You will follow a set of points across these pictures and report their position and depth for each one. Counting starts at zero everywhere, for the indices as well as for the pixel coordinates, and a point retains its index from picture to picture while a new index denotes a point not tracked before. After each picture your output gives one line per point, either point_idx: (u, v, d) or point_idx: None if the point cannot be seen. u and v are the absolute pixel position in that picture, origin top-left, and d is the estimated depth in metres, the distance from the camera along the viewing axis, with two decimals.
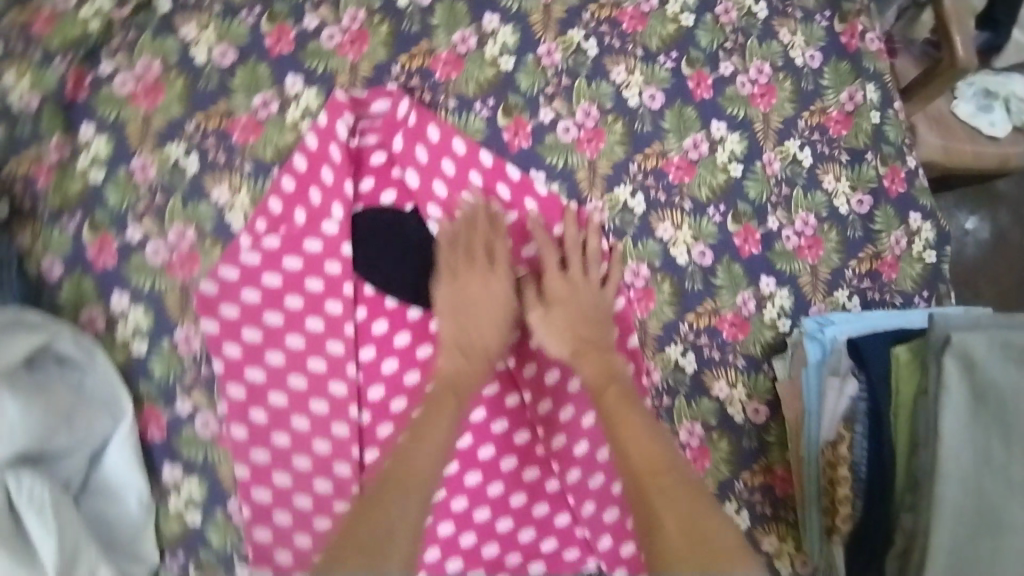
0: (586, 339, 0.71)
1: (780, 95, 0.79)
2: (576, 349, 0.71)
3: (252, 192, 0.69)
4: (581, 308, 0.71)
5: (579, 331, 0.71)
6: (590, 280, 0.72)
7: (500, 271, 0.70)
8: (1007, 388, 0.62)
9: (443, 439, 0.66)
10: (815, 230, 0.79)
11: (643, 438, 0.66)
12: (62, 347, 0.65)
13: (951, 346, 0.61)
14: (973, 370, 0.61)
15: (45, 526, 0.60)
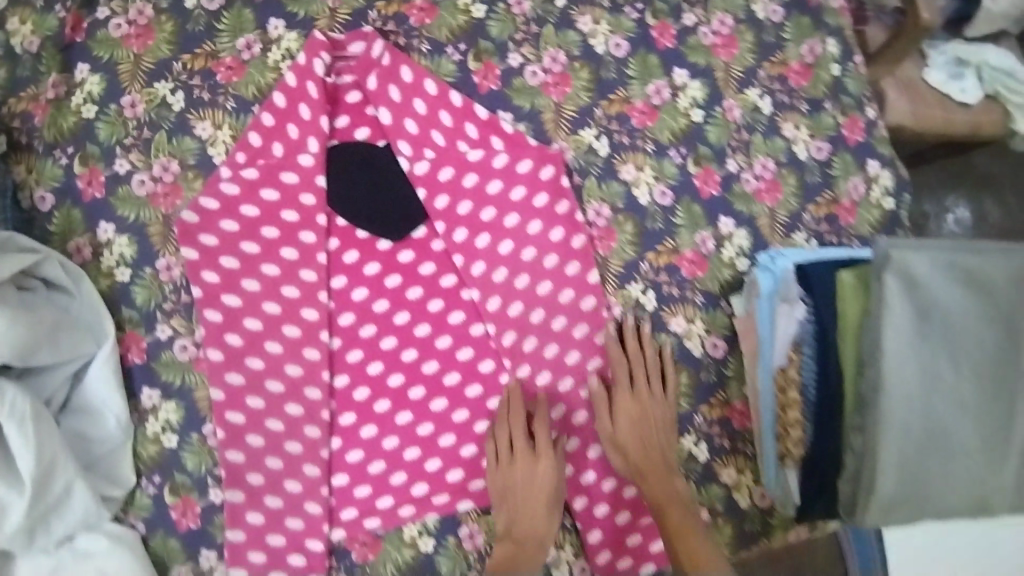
0: (648, 463, 0.73)
1: (741, 46, 0.82)
2: (636, 472, 0.73)
3: (233, 127, 0.74)
4: (638, 431, 0.74)
5: (640, 434, 0.74)
6: (657, 399, 0.75)
7: (544, 460, 0.72)
8: (952, 307, 0.65)
9: (530, 503, 0.72)
10: (774, 175, 0.82)
11: (694, 537, 0.71)
12: (49, 271, 0.70)
13: (893, 265, 0.63)
14: (916, 288, 0.63)
15: (23, 436, 0.65)
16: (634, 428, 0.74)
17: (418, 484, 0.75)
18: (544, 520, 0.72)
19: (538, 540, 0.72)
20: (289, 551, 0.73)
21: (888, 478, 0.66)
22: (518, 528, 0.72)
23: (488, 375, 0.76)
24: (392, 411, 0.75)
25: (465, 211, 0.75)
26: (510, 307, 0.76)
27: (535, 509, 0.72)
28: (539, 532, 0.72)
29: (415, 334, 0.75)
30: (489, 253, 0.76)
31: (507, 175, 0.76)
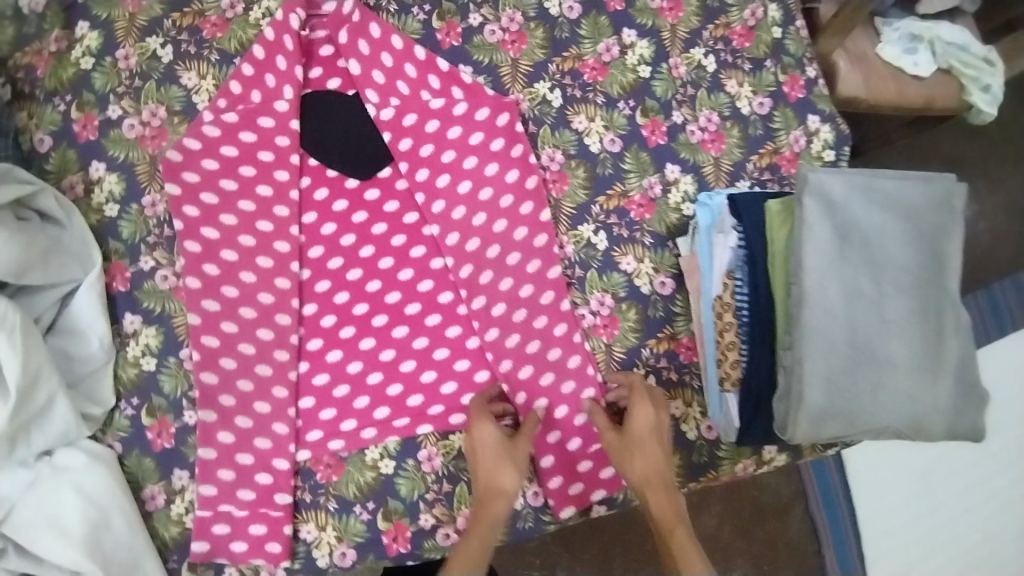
0: (639, 448, 0.73)
1: (686, 10, 0.89)
2: (625, 460, 0.73)
3: (216, 78, 0.81)
4: (647, 445, 0.73)
5: (644, 443, 0.73)
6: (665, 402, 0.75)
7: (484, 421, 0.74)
8: (869, 226, 0.72)
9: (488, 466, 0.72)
10: (718, 127, 0.88)
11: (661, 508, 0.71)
12: (44, 202, 0.76)
13: (809, 187, 0.71)
14: (831, 207, 0.71)
15: (11, 344, 0.70)
16: (648, 438, 0.73)
17: (380, 408, 0.79)
18: (490, 471, 0.72)
19: (500, 494, 0.71)
20: (256, 470, 0.77)
21: (817, 390, 0.70)
22: (480, 488, 0.72)
23: (446, 305, 0.82)
24: (356, 338, 0.80)
25: (427, 154, 0.82)
26: (468, 242, 0.81)
27: (485, 461, 0.72)
28: (494, 479, 0.71)
29: (379, 267, 0.82)
30: (449, 192, 0.82)
31: (466, 122, 0.82)
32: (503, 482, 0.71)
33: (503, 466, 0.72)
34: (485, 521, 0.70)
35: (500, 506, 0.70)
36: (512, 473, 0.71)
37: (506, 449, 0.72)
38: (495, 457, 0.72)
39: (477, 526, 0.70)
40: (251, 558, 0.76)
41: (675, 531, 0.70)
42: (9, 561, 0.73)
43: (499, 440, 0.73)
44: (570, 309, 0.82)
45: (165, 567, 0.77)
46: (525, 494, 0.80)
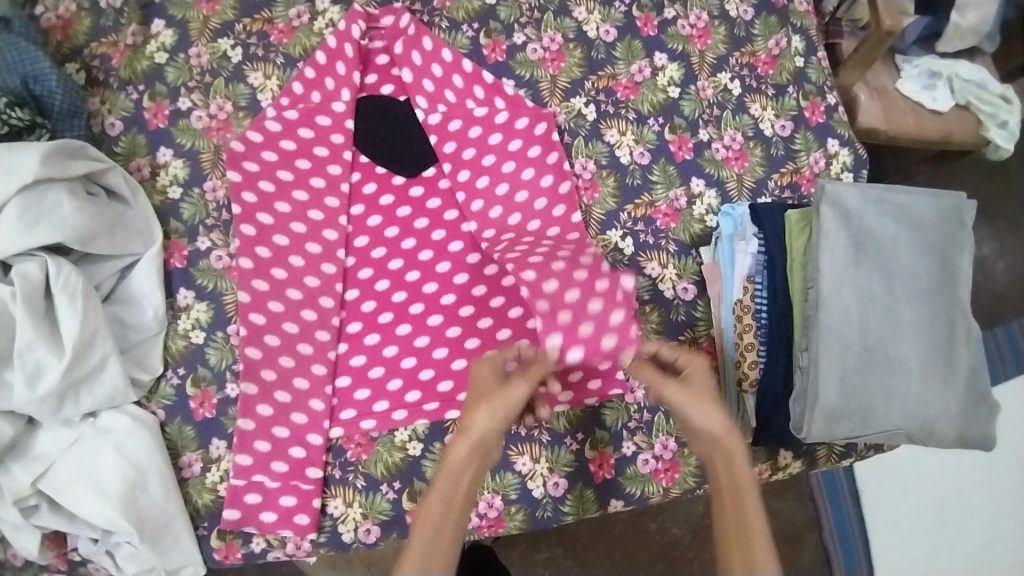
0: (709, 396, 0.72)
1: (714, 38, 0.96)
2: (699, 406, 0.71)
3: (280, 79, 0.89)
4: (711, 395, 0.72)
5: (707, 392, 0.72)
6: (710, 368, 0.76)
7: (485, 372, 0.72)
8: (883, 239, 0.79)
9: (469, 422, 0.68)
10: (741, 146, 0.93)
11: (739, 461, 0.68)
12: (114, 179, 0.83)
13: (829, 198, 0.78)
14: (849, 218, 0.78)
15: (72, 306, 0.77)
16: (711, 390, 0.73)
17: (412, 391, 0.83)
18: (468, 407, 0.70)
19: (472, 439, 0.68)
20: (290, 444, 0.81)
21: (832, 389, 0.75)
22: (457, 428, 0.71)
23: (479, 297, 0.86)
24: (393, 323, 0.85)
25: (469, 157, 0.88)
26: (503, 240, 0.86)
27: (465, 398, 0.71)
28: (467, 419, 0.69)
29: (419, 259, 0.87)
30: (488, 193, 0.88)
31: (506, 129, 0.88)
32: (473, 421, 0.68)
33: (476, 405, 0.69)
34: (452, 458, 0.68)
35: (460, 444, 0.68)
36: (479, 412, 0.68)
37: (489, 389, 0.70)
38: (473, 398, 0.70)
39: (444, 466, 0.68)
40: (279, 528, 0.79)
41: (747, 489, 0.67)
42: (42, 516, 0.79)
43: (487, 377, 0.71)
44: None
45: (196, 533, 0.82)
46: (545, 483, 0.82)
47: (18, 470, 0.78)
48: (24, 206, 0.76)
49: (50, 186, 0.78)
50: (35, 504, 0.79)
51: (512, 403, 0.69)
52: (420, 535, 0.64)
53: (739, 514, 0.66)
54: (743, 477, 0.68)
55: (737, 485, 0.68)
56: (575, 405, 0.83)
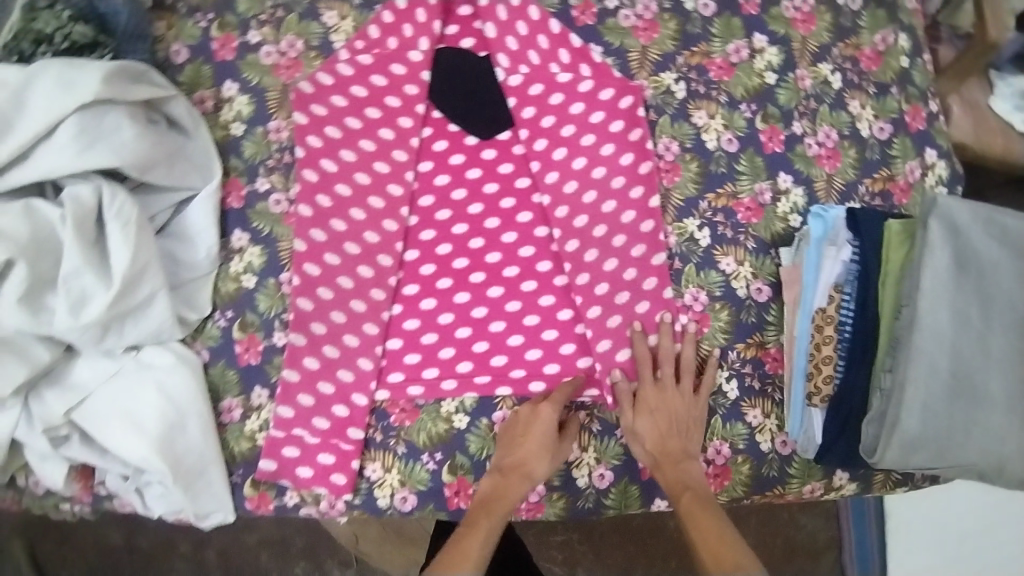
0: (659, 423, 0.76)
1: (819, 24, 0.89)
2: (635, 429, 0.77)
3: (355, 21, 0.83)
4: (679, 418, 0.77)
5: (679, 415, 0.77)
6: (684, 390, 0.78)
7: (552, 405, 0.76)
8: (987, 261, 0.73)
9: (536, 470, 0.73)
10: (836, 144, 0.87)
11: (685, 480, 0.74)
12: (175, 108, 0.79)
13: (937, 211, 0.73)
14: (954, 235, 0.73)
15: (124, 236, 0.73)
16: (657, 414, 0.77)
17: (464, 362, 0.80)
18: (533, 452, 0.74)
19: (527, 477, 0.73)
20: (334, 401, 0.79)
21: (913, 415, 0.72)
22: (508, 465, 0.74)
23: (544, 274, 0.82)
24: (452, 290, 0.81)
25: (547, 125, 0.82)
26: (576, 218, 0.81)
27: (534, 443, 0.74)
28: (529, 461, 0.74)
29: (485, 226, 0.82)
30: (564, 165, 0.82)
31: (590, 99, 0.83)
32: (536, 467, 0.73)
33: (543, 454, 0.74)
34: (508, 494, 0.72)
35: (520, 486, 0.72)
36: (547, 462, 0.73)
37: (554, 443, 0.75)
38: (541, 445, 0.74)
39: (500, 501, 0.71)
40: (314, 484, 0.79)
41: (682, 495, 0.73)
42: (73, 447, 0.78)
43: (551, 430, 0.75)
44: (672, 298, 0.81)
45: (229, 479, 0.80)
46: (590, 474, 0.79)
47: (51, 398, 0.77)
48: (82, 126, 0.73)
49: (111, 108, 0.74)
50: (66, 435, 0.78)
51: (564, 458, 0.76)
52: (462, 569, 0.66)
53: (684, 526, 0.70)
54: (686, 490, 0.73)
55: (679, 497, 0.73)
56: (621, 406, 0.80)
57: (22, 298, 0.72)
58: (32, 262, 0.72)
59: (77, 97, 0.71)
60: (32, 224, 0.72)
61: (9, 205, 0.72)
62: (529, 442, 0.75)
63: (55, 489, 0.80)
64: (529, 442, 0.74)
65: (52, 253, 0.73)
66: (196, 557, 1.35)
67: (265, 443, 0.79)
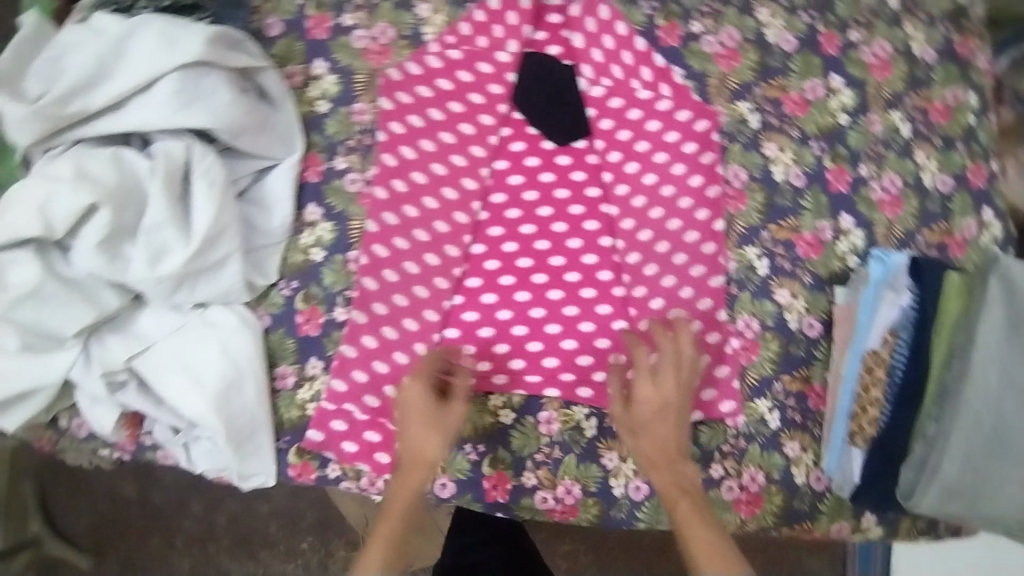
0: (657, 425, 0.75)
1: (894, 72, 0.90)
2: (631, 427, 0.76)
3: (448, 15, 0.84)
4: (669, 421, 0.76)
5: (671, 415, 0.75)
6: (681, 387, 0.75)
7: (421, 382, 0.75)
8: None
9: (433, 456, 0.73)
10: (898, 192, 0.88)
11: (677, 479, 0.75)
12: (268, 79, 0.82)
13: (998, 270, 0.76)
14: (1014, 294, 0.75)
15: (208, 197, 0.75)
16: (654, 417, 0.76)
17: (516, 359, 0.82)
18: (418, 435, 0.73)
19: (428, 465, 0.73)
20: (386, 381, 0.81)
21: (953, 462, 0.74)
22: (406, 455, 0.74)
23: (603, 283, 0.84)
24: (513, 288, 0.83)
25: (623, 138, 0.84)
26: (641, 232, 0.83)
27: (413, 429, 0.73)
28: (416, 445, 0.73)
29: (552, 229, 0.84)
30: (634, 179, 0.84)
31: (667, 118, 0.84)
32: (429, 451, 0.73)
33: (430, 434, 0.73)
34: (409, 487, 0.73)
35: (420, 475, 0.73)
36: (436, 443, 0.72)
37: (436, 416, 0.74)
38: (424, 426, 0.73)
39: (403, 494, 0.73)
40: (359, 460, 0.81)
41: (680, 500, 0.74)
42: (128, 394, 0.79)
43: (422, 404, 0.74)
44: (725, 320, 0.83)
45: (276, 445, 0.82)
46: (627, 484, 0.81)
47: (114, 344, 0.78)
48: (182, 83, 0.74)
49: (210, 70, 0.76)
50: (123, 381, 0.79)
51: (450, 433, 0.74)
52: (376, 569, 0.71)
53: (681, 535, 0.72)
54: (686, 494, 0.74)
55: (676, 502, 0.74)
56: None
57: (102, 242, 0.73)
58: (117, 209, 0.73)
59: (181, 56, 0.73)
60: (120, 173, 0.73)
61: (99, 151, 0.74)
62: (411, 427, 0.74)
63: (103, 434, 0.81)
64: (410, 428, 0.74)
65: (136, 203, 0.74)
66: (208, 516, 1.35)
67: (314, 414, 0.81)
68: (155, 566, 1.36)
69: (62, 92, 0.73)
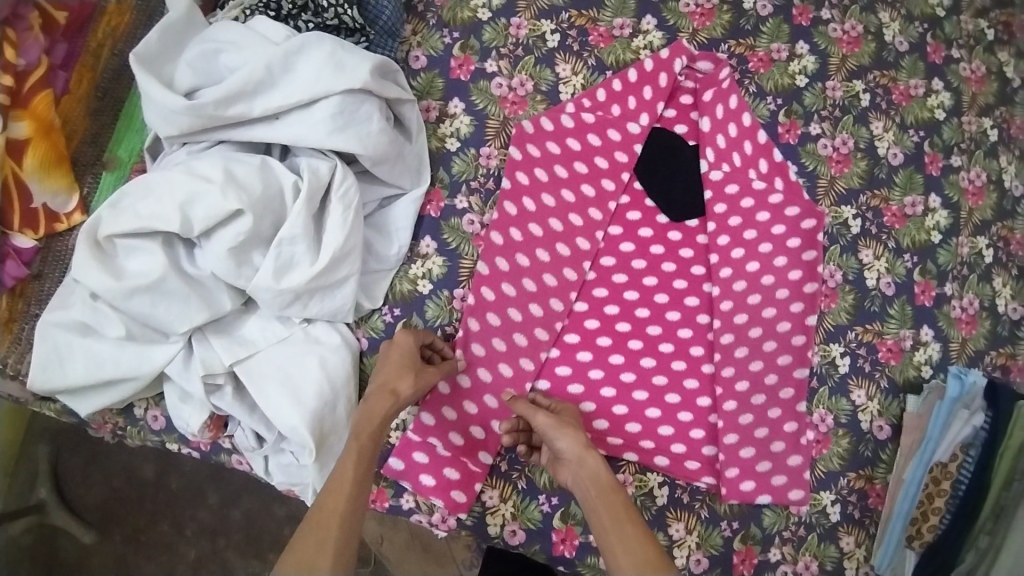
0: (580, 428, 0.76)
1: (985, 201, 0.95)
2: (569, 425, 0.74)
3: (585, 79, 0.89)
4: (574, 424, 0.75)
5: (570, 420, 0.76)
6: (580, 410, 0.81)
7: (405, 331, 0.78)
8: None
9: (405, 390, 0.73)
10: (975, 313, 0.92)
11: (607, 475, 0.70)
12: (408, 112, 0.84)
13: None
14: None
15: (344, 220, 0.77)
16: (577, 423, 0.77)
17: (601, 419, 0.84)
18: (390, 373, 0.75)
19: (391, 394, 0.73)
20: (474, 422, 0.83)
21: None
22: (373, 386, 0.74)
23: (694, 357, 0.87)
24: (608, 349, 0.86)
25: (733, 224, 0.87)
26: (737, 315, 0.86)
27: (390, 365, 0.75)
28: (390, 381, 0.74)
29: (654, 299, 0.87)
30: (739, 264, 0.87)
31: (776, 211, 0.87)
32: (397, 385, 0.74)
33: (404, 374, 0.75)
34: (373, 415, 0.71)
35: (385, 403, 0.72)
36: (409, 379, 0.74)
37: (417, 364, 0.76)
38: (399, 365, 0.75)
39: (373, 422, 0.71)
40: (433, 495, 0.81)
41: (619, 491, 0.68)
42: (224, 397, 0.79)
43: (411, 354, 0.76)
44: (803, 412, 0.86)
45: None
46: (689, 556, 0.83)
47: (219, 346, 0.78)
48: (341, 107, 0.77)
49: (367, 98, 0.78)
50: (220, 384, 0.80)
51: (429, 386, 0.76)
52: (345, 491, 0.66)
53: (620, 522, 0.66)
54: (613, 488, 0.68)
55: (595, 501, 0.68)
56: (729, 498, 0.84)
57: (236, 247, 0.74)
58: (257, 217, 0.74)
59: (347, 80, 0.76)
60: (265, 182, 0.75)
61: (247, 158, 0.76)
62: (388, 365, 0.75)
63: (189, 433, 0.80)
64: (388, 366, 0.75)
65: (273, 211, 0.76)
66: (222, 511, 1.21)
67: (398, 443, 0.83)
68: (157, 555, 1.20)
69: (224, 95, 0.74)
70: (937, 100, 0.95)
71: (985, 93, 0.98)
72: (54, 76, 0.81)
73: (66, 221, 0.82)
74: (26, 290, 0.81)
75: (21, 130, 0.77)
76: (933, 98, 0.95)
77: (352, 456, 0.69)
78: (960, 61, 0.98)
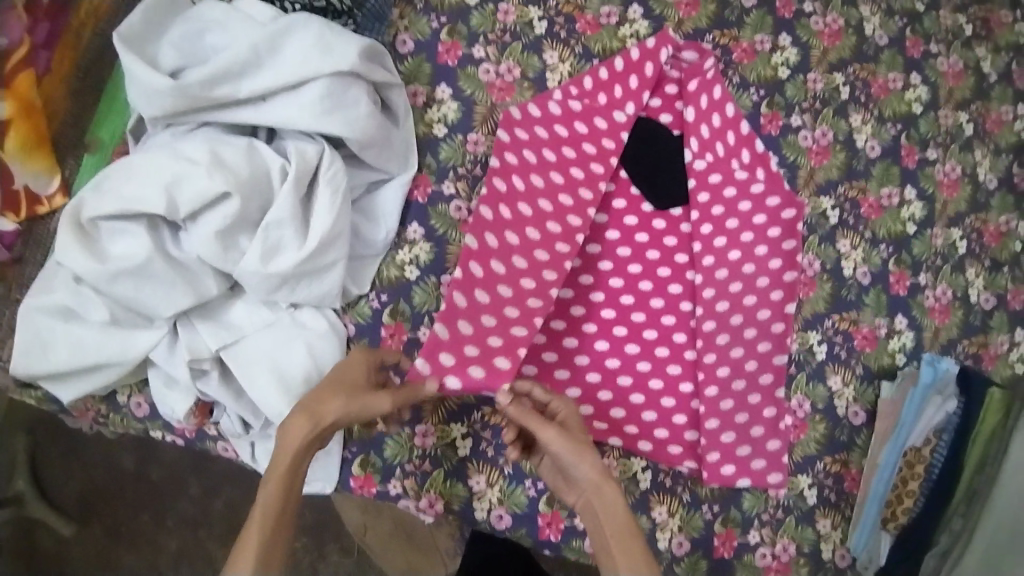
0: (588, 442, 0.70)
1: (959, 194, 0.98)
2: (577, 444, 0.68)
3: (572, 66, 0.91)
4: (584, 441, 0.70)
5: (579, 437, 0.70)
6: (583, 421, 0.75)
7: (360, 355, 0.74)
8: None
9: (331, 413, 0.66)
10: (948, 302, 0.95)
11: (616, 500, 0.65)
12: (394, 96, 0.84)
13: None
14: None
15: (330, 206, 0.77)
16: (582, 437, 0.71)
17: (586, 404, 0.85)
18: (322, 393, 0.67)
19: (314, 415, 0.65)
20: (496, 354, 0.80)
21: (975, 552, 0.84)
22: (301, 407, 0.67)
23: (677, 344, 0.88)
24: (593, 335, 0.87)
25: (715, 213, 0.89)
26: (719, 303, 0.88)
27: (329, 386, 0.68)
28: (317, 402, 0.66)
29: (637, 286, 0.89)
30: (721, 253, 0.88)
31: (757, 201, 0.89)
32: (323, 407, 0.66)
33: (335, 394, 0.67)
34: (289, 440, 0.63)
35: (302, 425, 0.64)
36: (338, 401, 0.66)
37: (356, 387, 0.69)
38: (336, 386, 0.69)
39: (284, 457, 0.62)
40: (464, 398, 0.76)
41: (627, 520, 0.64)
42: (211, 382, 0.79)
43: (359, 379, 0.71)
44: (782, 397, 0.88)
45: (341, 453, 0.82)
46: (671, 538, 0.84)
47: (205, 332, 0.78)
48: (329, 91, 0.76)
49: (354, 81, 0.78)
50: (205, 369, 0.79)
51: (372, 411, 0.68)
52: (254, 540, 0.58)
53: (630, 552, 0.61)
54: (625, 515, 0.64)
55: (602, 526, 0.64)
56: (709, 481, 0.86)
57: (221, 230, 0.74)
58: (243, 200, 0.74)
59: (336, 63, 0.76)
60: (251, 164, 0.75)
61: (234, 141, 0.76)
62: (330, 386, 0.69)
63: (175, 420, 0.79)
64: (327, 386, 0.68)
65: (260, 195, 0.76)
66: (203, 501, 1.20)
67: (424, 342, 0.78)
68: (135, 547, 1.18)
69: (210, 75, 0.74)
70: (915, 94, 0.98)
71: (963, 88, 1.01)
72: (36, 56, 0.80)
73: (47, 204, 0.80)
74: (6, 274, 0.80)
75: (2, 111, 0.76)
76: (910, 92, 0.98)
77: (261, 504, 0.60)
78: (938, 56, 1.00)
